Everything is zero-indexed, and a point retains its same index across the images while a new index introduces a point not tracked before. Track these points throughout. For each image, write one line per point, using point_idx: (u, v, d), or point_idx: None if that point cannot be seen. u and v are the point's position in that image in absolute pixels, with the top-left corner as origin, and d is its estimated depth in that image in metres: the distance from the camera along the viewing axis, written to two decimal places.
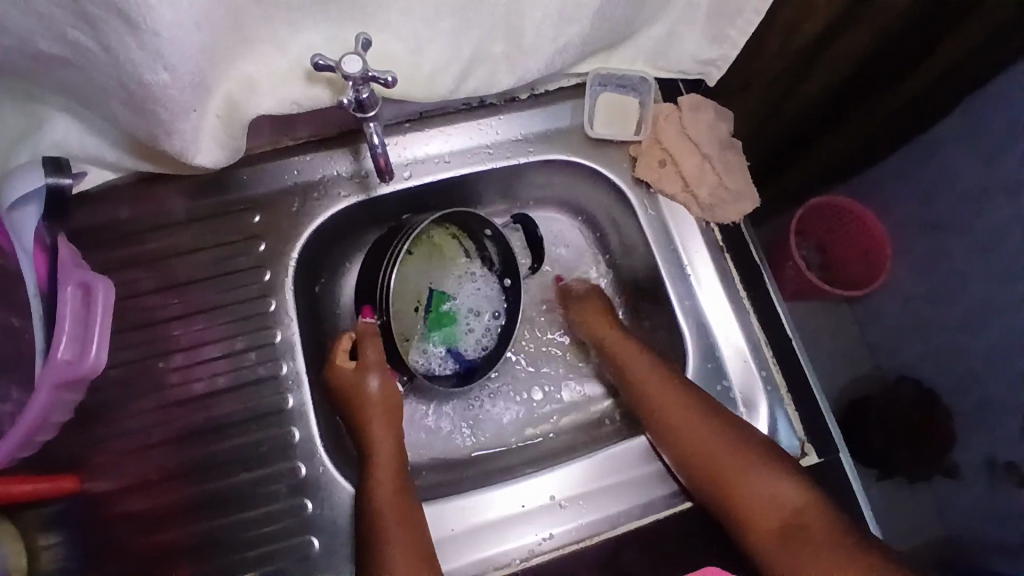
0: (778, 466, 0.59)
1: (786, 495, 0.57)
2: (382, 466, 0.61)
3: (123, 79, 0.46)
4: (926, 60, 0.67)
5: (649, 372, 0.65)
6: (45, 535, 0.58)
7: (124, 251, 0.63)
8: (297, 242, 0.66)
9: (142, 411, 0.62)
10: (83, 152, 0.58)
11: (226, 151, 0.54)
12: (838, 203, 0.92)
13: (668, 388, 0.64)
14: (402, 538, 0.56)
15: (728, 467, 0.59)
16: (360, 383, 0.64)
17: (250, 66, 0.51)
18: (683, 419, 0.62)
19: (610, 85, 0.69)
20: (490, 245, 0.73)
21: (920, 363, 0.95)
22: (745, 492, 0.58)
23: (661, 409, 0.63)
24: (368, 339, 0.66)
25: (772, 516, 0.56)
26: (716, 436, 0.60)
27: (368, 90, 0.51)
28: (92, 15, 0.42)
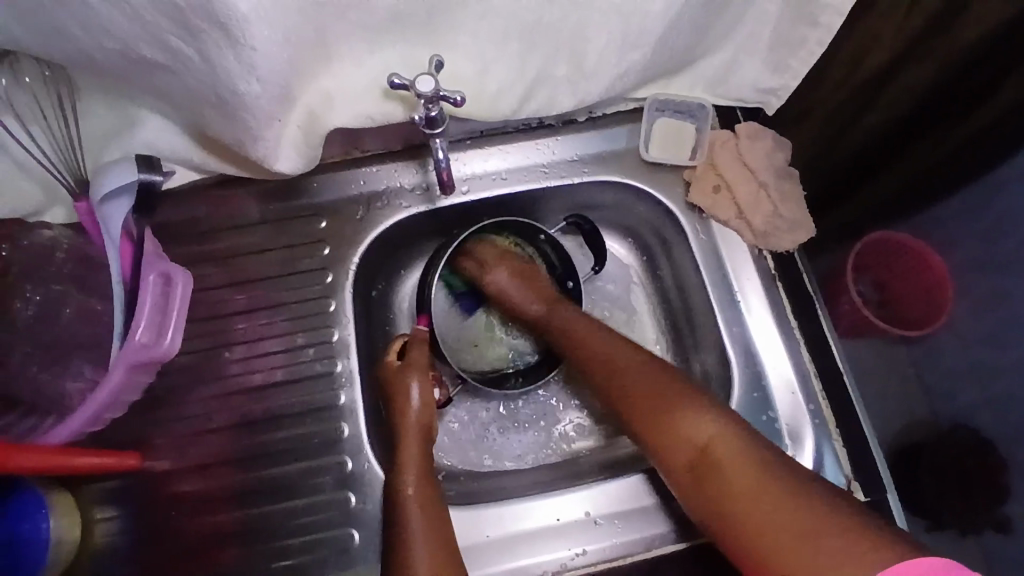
0: (700, 400, 0.56)
1: (703, 427, 0.54)
2: (410, 461, 0.61)
3: (219, 86, 0.50)
4: (993, 96, 0.65)
5: (574, 322, 0.67)
6: (101, 509, 0.63)
7: (200, 246, 0.68)
8: (359, 248, 0.69)
9: (204, 397, 0.66)
10: (171, 152, 0.62)
11: (302, 159, 0.58)
12: (894, 239, 0.90)
13: (593, 334, 0.65)
14: (428, 544, 0.56)
15: (648, 403, 0.58)
16: (402, 385, 0.65)
17: (329, 82, 0.55)
18: (603, 361, 0.63)
19: (668, 111, 0.70)
20: (547, 250, 0.75)
21: (979, 410, 0.91)
22: (664, 427, 0.56)
23: (585, 352, 0.64)
24: (416, 342, 0.68)
25: (691, 447, 0.54)
26: (635, 375, 0.60)
27: (438, 109, 0.54)
28: (192, 26, 0.45)
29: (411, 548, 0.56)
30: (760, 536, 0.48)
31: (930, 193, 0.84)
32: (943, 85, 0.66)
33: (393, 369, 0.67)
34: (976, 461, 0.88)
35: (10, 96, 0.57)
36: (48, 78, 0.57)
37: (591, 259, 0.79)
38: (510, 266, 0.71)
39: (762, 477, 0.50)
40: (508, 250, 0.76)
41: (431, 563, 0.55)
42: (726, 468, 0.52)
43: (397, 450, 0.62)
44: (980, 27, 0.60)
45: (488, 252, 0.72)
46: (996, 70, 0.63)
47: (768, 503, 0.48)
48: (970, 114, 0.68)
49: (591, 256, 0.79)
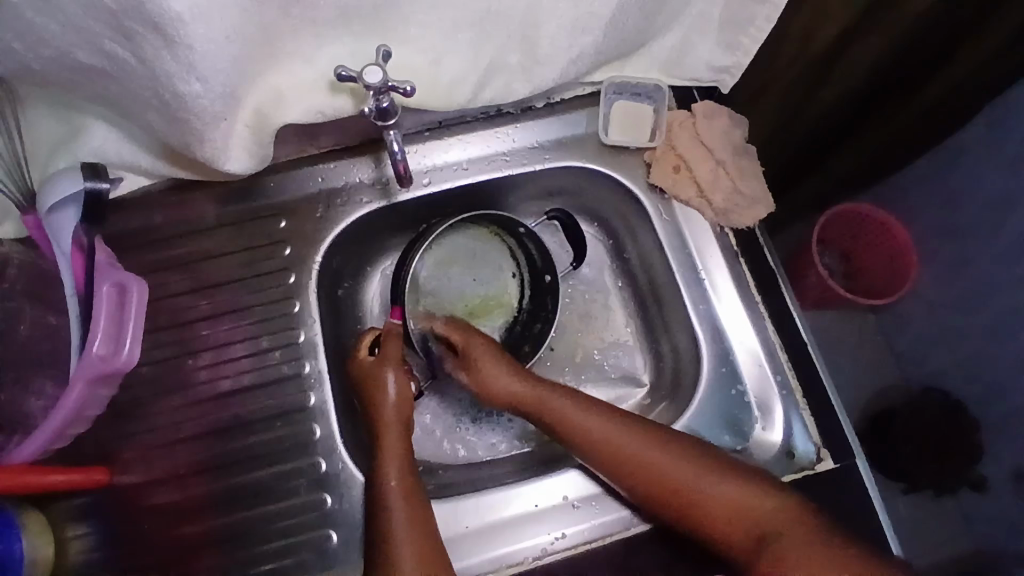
0: (720, 472, 0.58)
1: (745, 498, 0.57)
2: (391, 457, 0.60)
3: (162, 88, 0.48)
4: (948, 64, 0.67)
5: (575, 408, 0.62)
6: (74, 526, 0.61)
7: (156, 254, 0.66)
8: (321, 246, 0.69)
9: (171, 407, 0.65)
10: (120, 159, 0.60)
11: (254, 159, 0.57)
12: (859, 210, 0.91)
13: (602, 422, 0.61)
14: (411, 534, 0.56)
15: (675, 488, 0.58)
16: (378, 381, 0.63)
17: (277, 78, 0.53)
18: (623, 454, 0.60)
19: (625, 94, 0.70)
20: (529, 244, 0.73)
21: (947, 373, 0.94)
22: (703, 512, 0.58)
23: (594, 444, 0.61)
24: (391, 338, 0.65)
25: (740, 526, 0.57)
26: (658, 465, 0.59)
27: (388, 100, 0.53)
28: (128, 28, 0.44)
29: (395, 540, 0.56)
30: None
31: (888, 163, 0.86)
32: (896, 55, 0.66)
33: (367, 365, 0.64)
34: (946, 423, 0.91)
35: None
36: None
37: (569, 254, 0.79)
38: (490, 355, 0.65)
39: (810, 540, 0.54)
40: (488, 239, 0.75)
41: (416, 554, 0.55)
42: (778, 538, 0.55)
43: (377, 443, 0.61)
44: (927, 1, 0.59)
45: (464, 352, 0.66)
46: (949, 40, 0.64)
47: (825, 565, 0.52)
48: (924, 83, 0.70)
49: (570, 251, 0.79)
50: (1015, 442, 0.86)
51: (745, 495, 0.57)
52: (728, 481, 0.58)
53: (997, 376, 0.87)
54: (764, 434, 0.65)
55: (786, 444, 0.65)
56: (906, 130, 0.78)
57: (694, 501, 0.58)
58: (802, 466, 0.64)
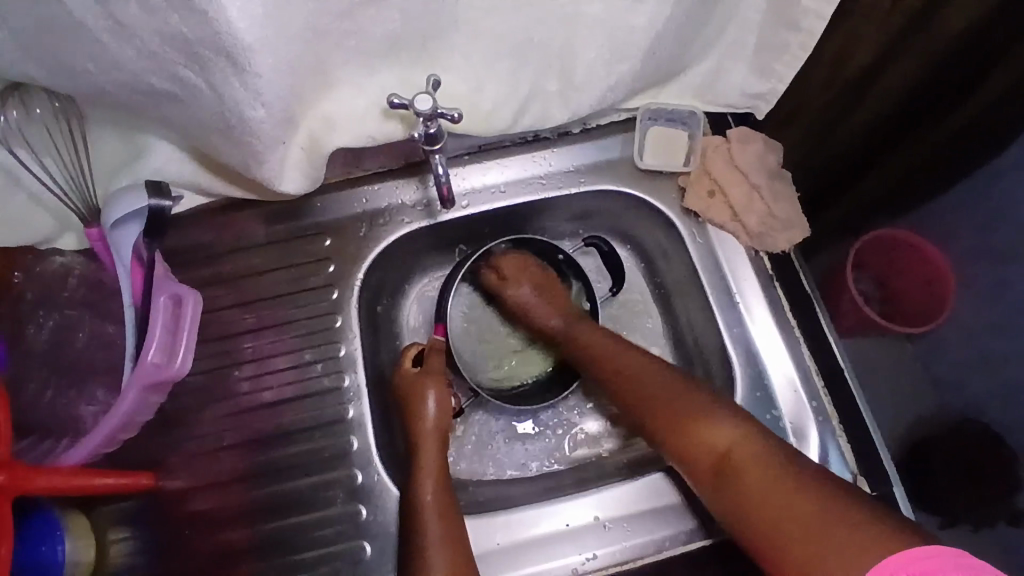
0: (719, 407, 0.57)
1: (725, 432, 0.55)
2: (427, 471, 0.62)
3: (224, 113, 0.51)
4: (976, 92, 0.66)
5: (594, 338, 0.68)
6: (116, 530, 0.64)
7: (208, 269, 0.69)
8: (363, 263, 0.71)
9: (216, 416, 0.67)
10: (179, 177, 0.63)
11: (307, 179, 0.59)
12: (896, 236, 0.90)
13: (613, 350, 0.66)
14: (445, 549, 0.57)
15: (673, 416, 0.59)
16: (419, 393, 0.66)
17: (330, 104, 0.56)
18: (629, 376, 0.64)
19: (660, 120, 0.72)
20: (568, 271, 0.76)
21: (988, 405, 0.91)
22: (688, 433, 0.57)
23: (607, 366, 0.66)
24: (433, 353, 0.69)
25: (711, 453, 0.55)
26: (659, 387, 0.61)
27: (435, 126, 0.56)
28: (203, 58, 0.46)
29: (429, 554, 0.57)
30: (780, 526, 0.48)
31: (922, 191, 0.86)
32: (924, 82, 0.67)
33: (409, 377, 0.67)
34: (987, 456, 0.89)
35: (24, 130, 0.59)
36: (58, 109, 0.59)
37: (608, 280, 0.80)
38: (531, 278, 0.73)
39: (776, 476, 0.50)
40: None
41: (450, 569, 0.56)
42: (744, 469, 0.52)
43: (416, 457, 0.63)
44: (957, 24, 0.60)
45: (508, 266, 0.73)
46: (975, 70, 0.64)
47: (783, 498, 0.48)
48: (953, 109, 0.69)
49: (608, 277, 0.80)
50: None
51: (741, 436, 0.54)
52: (732, 418, 0.56)
53: None
54: None
55: None
56: (936, 159, 0.77)
57: (685, 425, 0.57)
58: None
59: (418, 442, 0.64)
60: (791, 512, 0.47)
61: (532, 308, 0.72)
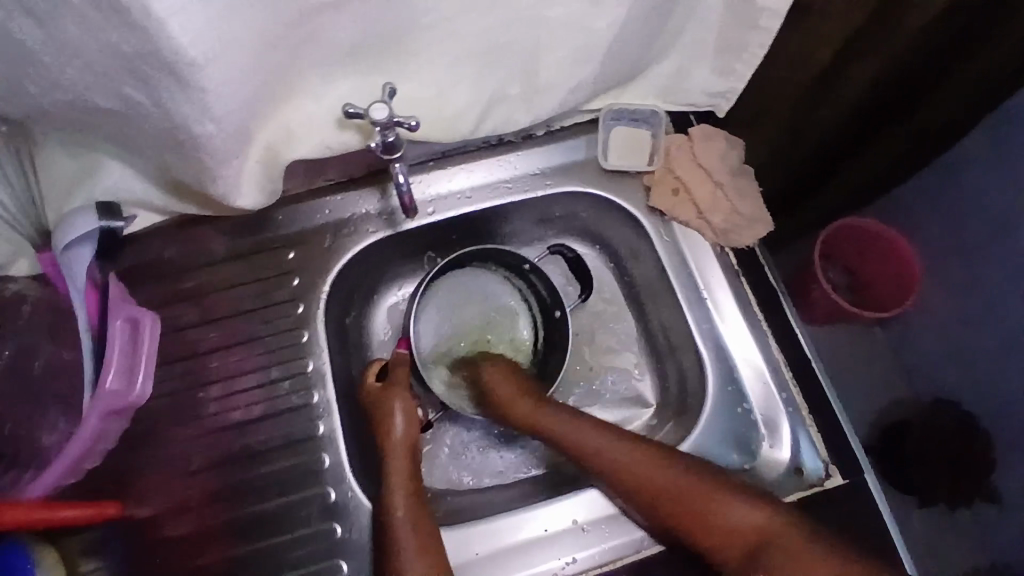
0: (724, 488, 0.59)
1: (744, 517, 0.57)
2: (399, 486, 0.61)
3: (174, 129, 0.49)
4: (951, 76, 0.68)
5: (575, 428, 0.64)
6: (86, 560, 0.61)
7: (168, 287, 0.67)
8: (329, 276, 0.70)
9: (182, 439, 0.65)
10: (135, 197, 0.62)
11: (263, 192, 0.58)
12: (860, 225, 0.92)
13: (599, 440, 0.63)
14: (420, 565, 0.56)
15: (687, 508, 0.59)
16: (387, 406, 0.65)
17: (286, 117, 0.55)
18: (626, 468, 0.61)
19: (623, 119, 0.72)
20: (535, 281, 0.75)
21: (954, 386, 0.94)
22: (708, 526, 0.58)
23: (600, 461, 0.63)
24: (398, 365, 0.68)
25: (739, 537, 0.57)
26: (663, 480, 0.60)
27: (394, 135, 0.55)
28: (146, 75, 0.45)
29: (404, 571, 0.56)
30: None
31: (887, 180, 0.87)
32: (890, 76, 0.68)
33: (376, 393, 0.66)
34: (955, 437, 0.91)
35: None
36: (6, 134, 0.58)
37: (576, 286, 0.79)
38: (498, 367, 0.69)
39: (815, 555, 0.54)
40: (498, 279, 0.78)
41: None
42: (779, 550, 0.55)
43: (386, 473, 0.62)
44: (918, 23, 0.61)
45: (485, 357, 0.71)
46: (949, 55, 0.65)
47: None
48: (920, 100, 0.71)
49: (575, 282, 0.79)
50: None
51: (758, 518, 0.57)
52: (742, 500, 0.58)
53: (1004, 388, 0.87)
54: (772, 453, 0.65)
55: (796, 463, 0.65)
56: (906, 146, 0.79)
57: (701, 519, 0.58)
58: (813, 483, 0.64)
59: (387, 457, 0.63)
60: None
61: (501, 395, 0.67)
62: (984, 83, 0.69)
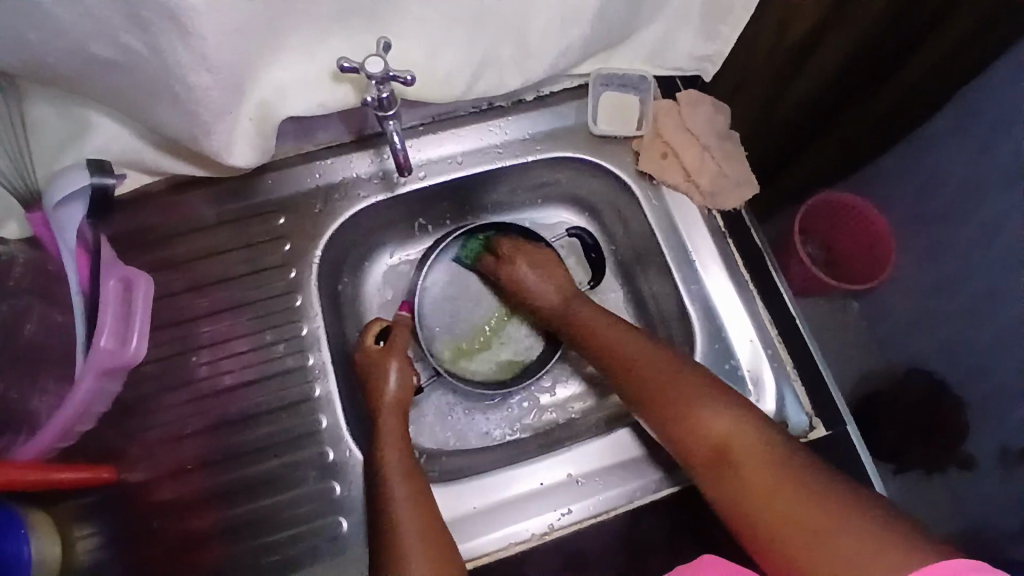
0: (722, 394, 0.59)
1: (722, 424, 0.57)
2: (392, 438, 0.62)
3: (170, 82, 0.49)
4: (911, 57, 0.70)
5: (594, 319, 0.69)
6: (81, 526, 0.62)
7: (159, 253, 0.67)
8: (320, 240, 0.70)
9: (176, 403, 0.66)
10: (122, 154, 0.62)
11: (256, 153, 0.57)
12: (838, 200, 0.93)
13: (610, 331, 0.67)
14: (412, 503, 0.58)
15: (683, 396, 0.59)
16: (382, 367, 0.66)
17: (281, 71, 0.54)
18: (629, 354, 0.64)
19: (612, 85, 0.73)
20: None
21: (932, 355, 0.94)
22: (688, 420, 0.58)
23: (615, 348, 0.65)
24: (399, 328, 0.71)
25: (707, 444, 0.57)
26: (665, 367, 0.61)
27: (388, 90, 0.55)
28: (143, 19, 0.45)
29: (396, 508, 0.57)
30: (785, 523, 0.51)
31: (865, 154, 0.88)
32: (865, 48, 0.70)
33: (374, 354, 0.68)
34: (929, 406, 0.92)
35: None
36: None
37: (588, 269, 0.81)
38: (531, 259, 0.73)
39: (779, 467, 0.53)
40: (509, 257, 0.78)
41: (418, 516, 0.57)
42: (744, 461, 0.55)
43: (376, 431, 0.63)
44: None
45: (506, 245, 0.74)
46: (913, 32, 0.67)
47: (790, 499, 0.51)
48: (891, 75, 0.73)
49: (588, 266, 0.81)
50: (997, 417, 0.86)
51: (742, 423, 0.57)
52: (736, 405, 0.58)
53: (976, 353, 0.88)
54: (758, 407, 0.67)
55: (780, 416, 0.66)
56: (880, 123, 0.80)
57: (688, 411, 0.59)
58: (796, 435, 0.66)
59: (379, 414, 0.64)
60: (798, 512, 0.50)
61: (528, 288, 0.72)
62: (958, 60, 0.70)
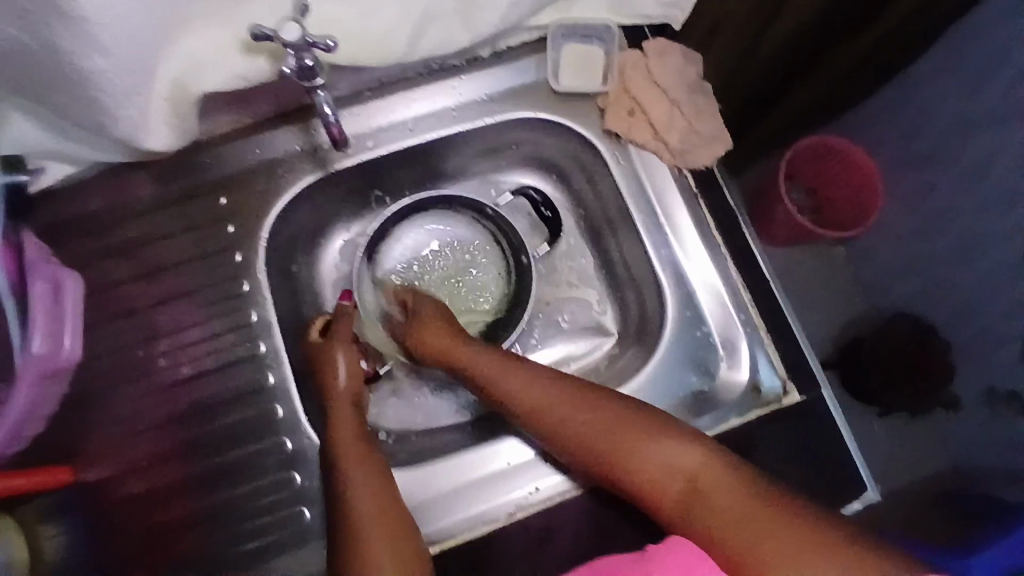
0: (659, 431, 0.55)
1: (681, 459, 0.53)
2: (347, 432, 0.60)
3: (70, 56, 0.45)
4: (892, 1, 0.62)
5: (497, 370, 0.62)
6: (45, 527, 0.58)
7: (97, 242, 0.63)
8: (267, 220, 0.66)
9: (129, 398, 0.63)
10: (38, 147, 0.60)
11: (176, 134, 0.56)
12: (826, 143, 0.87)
13: (527, 379, 0.60)
14: (370, 491, 0.56)
15: (621, 448, 0.55)
16: (331, 358, 0.63)
17: (189, 44, 0.51)
18: (547, 408, 0.59)
19: (574, 36, 0.68)
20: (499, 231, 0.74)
21: (915, 299, 0.91)
22: (640, 469, 0.54)
23: (531, 403, 0.60)
24: (342, 317, 0.66)
25: (673, 485, 0.53)
26: (593, 419, 0.57)
27: (311, 57, 0.50)
28: None
29: (355, 499, 0.56)
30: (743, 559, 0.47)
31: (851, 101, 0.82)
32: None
33: (320, 345, 0.65)
34: (913, 347, 0.87)
35: None
36: None
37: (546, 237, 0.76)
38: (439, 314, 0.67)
39: (745, 492, 0.50)
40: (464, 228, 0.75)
41: (378, 506, 0.55)
42: (713, 495, 0.51)
43: (331, 426, 0.61)
44: None
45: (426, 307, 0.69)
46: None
47: (742, 531, 0.48)
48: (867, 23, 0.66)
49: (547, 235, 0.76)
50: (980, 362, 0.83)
51: (692, 460, 0.53)
52: (678, 443, 0.54)
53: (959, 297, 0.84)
54: (730, 373, 0.65)
55: (752, 381, 0.65)
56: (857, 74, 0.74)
57: (634, 461, 0.54)
58: (770, 399, 0.64)
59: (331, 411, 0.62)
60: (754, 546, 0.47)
61: (435, 342, 0.66)
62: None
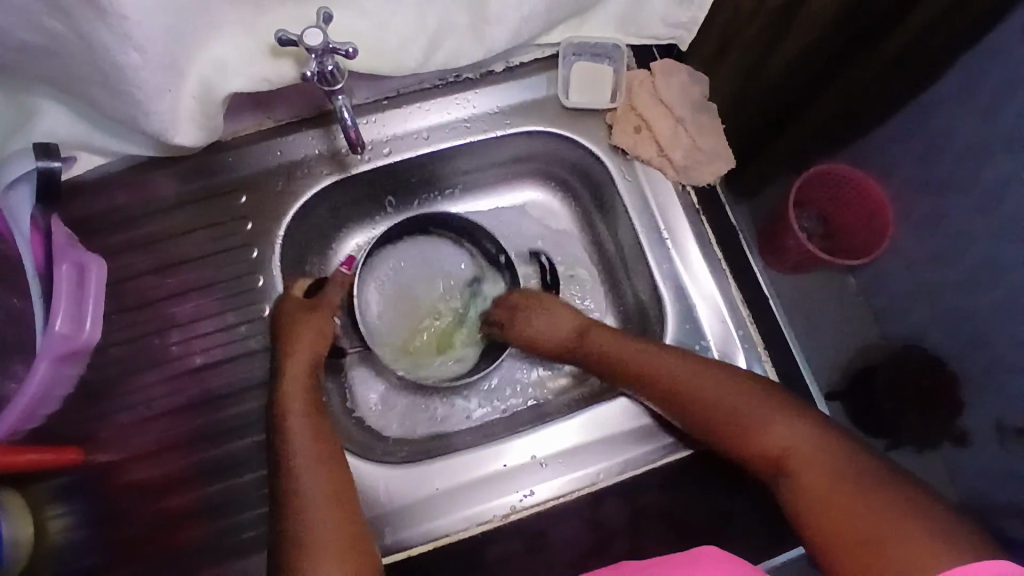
0: (775, 408, 0.57)
1: (787, 435, 0.55)
2: (301, 401, 0.60)
3: (121, 51, 0.51)
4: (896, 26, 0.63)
5: (610, 342, 0.65)
6: (53, 507, 0.61)
7: (124, 234, 0.66)
8: (283, 220, 0.69)
9: (148, 384, 0.65)
10: (71, 138, 0.63)
11: (201, 131, 0.60)
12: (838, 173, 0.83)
13: (647, 351, 0.63)
14: (318, 467, 0.56)
15: (732, 416, 0.58)
16: (300, 324, 0.63)
17: (219, 47, 0.56)
18: (659, 377, 0.61)
19: (584, 55, 0.71)
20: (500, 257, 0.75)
21: (929, 328, 0.85)
22: (748, 438, 0.57)
23: (642, 373, 0.62)
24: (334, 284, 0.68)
25: (772, 456, 0.55)
26: (705, 387, 0.59)
27: (332, 63, 0.54)
28: (68, 8, 0.49)
29: (299, 472, 0.56)
30: (839, 533, 0.49)
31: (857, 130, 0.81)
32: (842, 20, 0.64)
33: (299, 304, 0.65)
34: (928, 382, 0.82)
35: None
36: None
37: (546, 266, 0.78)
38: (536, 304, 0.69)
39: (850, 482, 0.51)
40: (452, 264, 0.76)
41: (325, 483, 0.56)
42: (804, 474, 0.53)
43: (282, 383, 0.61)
44: None
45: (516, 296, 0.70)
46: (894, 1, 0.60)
47: (854, 514, 0.49)
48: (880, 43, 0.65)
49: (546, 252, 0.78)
50: (993, 393, 0.78)
51: (799, 437, 0.55)
52: (791, 419, 0.56)
53: (976, 326, 0.79)
54: None
55: None
56: (864, 101, 0.74)
57: (745, 430, 0.57)
58: None
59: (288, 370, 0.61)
60: (853, 520, 0.49)
61: (536, 329, 0.68)
62: (947, 28, 0.62)
